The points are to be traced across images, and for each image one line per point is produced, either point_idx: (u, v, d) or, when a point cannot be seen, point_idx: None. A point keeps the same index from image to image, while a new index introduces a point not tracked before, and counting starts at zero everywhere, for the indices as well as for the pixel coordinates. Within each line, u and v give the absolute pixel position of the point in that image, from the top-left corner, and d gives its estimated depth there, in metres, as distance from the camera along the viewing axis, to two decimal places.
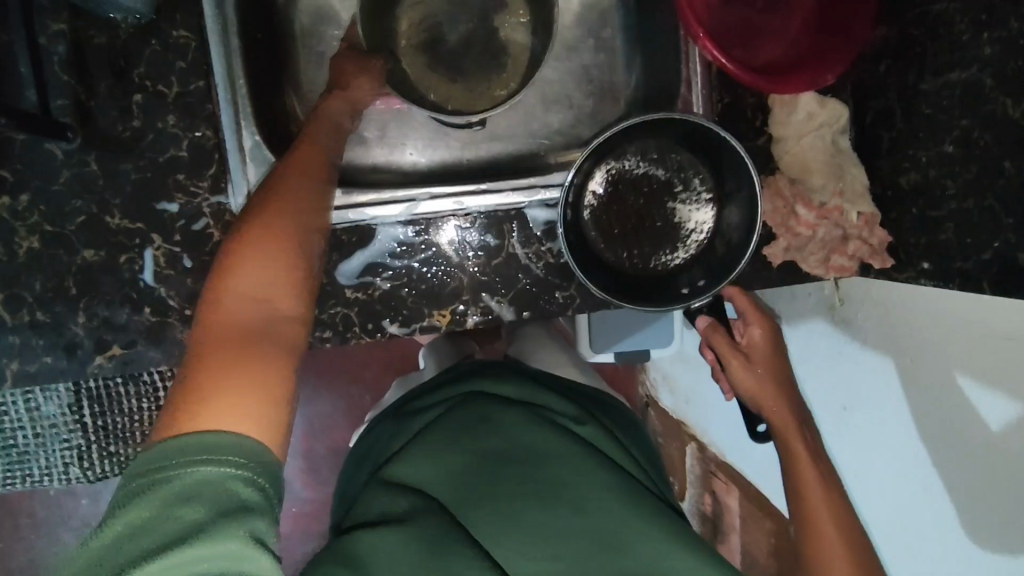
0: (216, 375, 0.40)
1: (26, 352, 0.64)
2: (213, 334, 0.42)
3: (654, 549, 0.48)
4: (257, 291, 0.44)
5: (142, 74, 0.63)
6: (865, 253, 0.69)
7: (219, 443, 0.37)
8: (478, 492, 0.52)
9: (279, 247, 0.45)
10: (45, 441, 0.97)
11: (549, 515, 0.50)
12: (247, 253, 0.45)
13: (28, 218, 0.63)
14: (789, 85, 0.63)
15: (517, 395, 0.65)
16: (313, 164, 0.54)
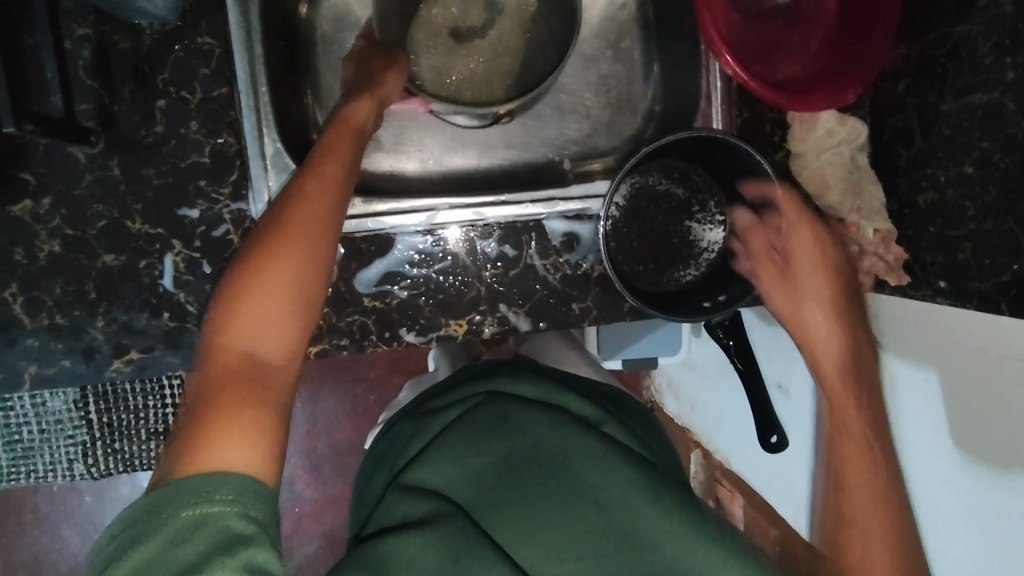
0: (219, 411, 0.42)
1: (44, 355, 0.64)
2: (218, 370, 0.44)
3: (681, 546, 0.47)
4: (257, 325, 0.46)
5: (165, 79, 0.64)
6: (880, 269, 0.68)
7: (210, 480, 0.39)
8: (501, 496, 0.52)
9: (281, 277, 0.47)
10: (50, 437, 1.02)
11: (573, 516, 0.50)
12: (251, 291, 0.46)
13: (49, 221, 0.63)
14: (811, 103, 0.63)
15: (536, 393, 0.65)
16: (331, 173, 0.55)
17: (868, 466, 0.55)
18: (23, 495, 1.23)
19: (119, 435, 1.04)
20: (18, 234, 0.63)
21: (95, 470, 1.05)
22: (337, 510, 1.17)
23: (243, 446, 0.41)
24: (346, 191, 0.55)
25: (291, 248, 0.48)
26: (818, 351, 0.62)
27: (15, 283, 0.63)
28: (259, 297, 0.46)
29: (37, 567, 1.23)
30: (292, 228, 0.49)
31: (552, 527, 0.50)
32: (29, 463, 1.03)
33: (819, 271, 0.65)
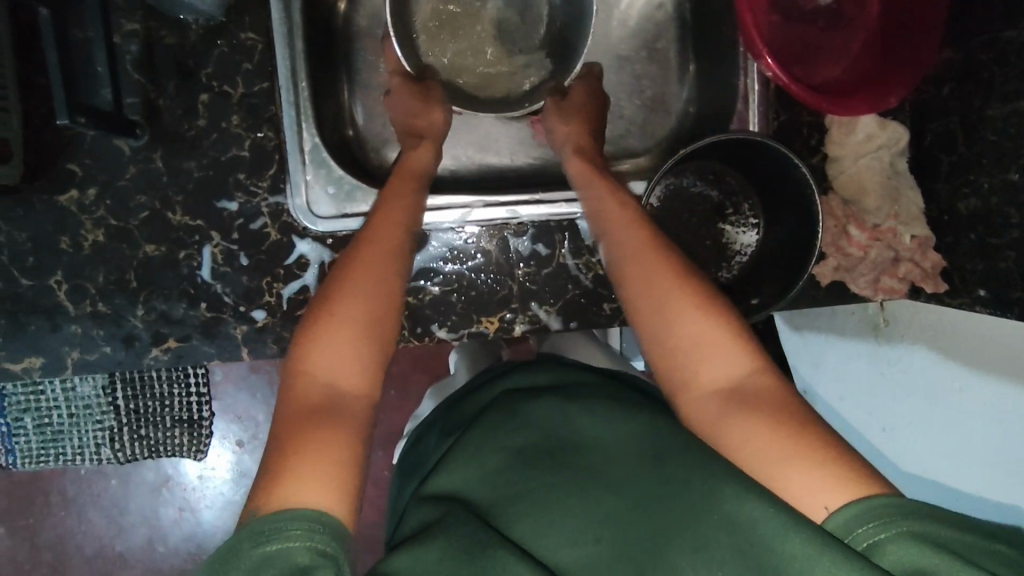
0: (297, 451, 0.43)
1: (86, 342, 0.65)
2: (294, 405, 0.46)
3: (690, 523, 0.45)
4: (330, 368, 0.48)
5: (209, 74, 0.65)
6: (917, 276, 0.68)
7: (283, 517, 0.39)
8: (514, 495, 0.51)
9: (355, 319, 0.50)
10: (78, 421, 1.04)
11: (587, 505, 0.49)
12: (322, 330, 0.49)
13: (93, 211, 0.65)
14: (853, 105, 0.63)
15: (551, 385, 0.64)
16: (394, 216, 0.58)
17: (766, 412, 0.45)
18: (51, 477, 1.26)
19: (145, 421, 1.07)
20: (63, 223, 0.64)
21: (122, 454, 1.07)
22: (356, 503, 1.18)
23: (324, 482, 0.42)
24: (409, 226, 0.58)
25: (362, 290, 0.51)
26: (674, 345, 0.51)
27: (60, 271, 0.65)
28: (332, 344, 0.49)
29: (65, 547, 1.26)
30: (364, 271, 0.52)
31: (574, 521, 0.48)
32: (58, 446, 1.06)
33: (637, 233, 0.57)
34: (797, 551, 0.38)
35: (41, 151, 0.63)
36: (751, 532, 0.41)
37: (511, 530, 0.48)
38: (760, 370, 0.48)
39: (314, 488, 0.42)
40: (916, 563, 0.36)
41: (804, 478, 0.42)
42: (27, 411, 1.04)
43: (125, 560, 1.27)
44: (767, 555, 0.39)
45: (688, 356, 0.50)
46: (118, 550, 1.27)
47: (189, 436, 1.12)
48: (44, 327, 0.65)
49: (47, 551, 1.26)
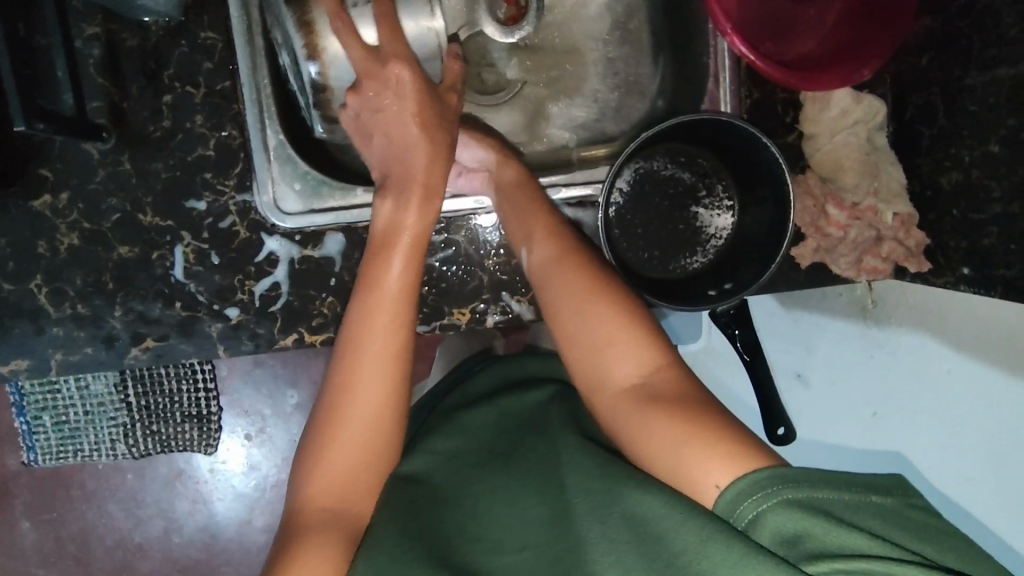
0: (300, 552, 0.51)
1: (68, 343, 0.67)
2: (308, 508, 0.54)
3: (598, 523, 0.48)
4: (339, 487, 0.54)
5: (171, 75, 0.65)
6: (900, 255, 0.65)
7: None
8: (460, 501, 0.56)
9: (361, 434, 0.55)
10: (94, 417, 1.08)
11: (521, 511, 0.54)
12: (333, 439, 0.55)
13: (68, 215, 0.66)
14: (823, 81, 0.60)
15: (489, 392, 0.70)
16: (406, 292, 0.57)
17: (660, 407, 0.51)
18: (69, 473, 1.30)
19: (156, 417, 1.09)
20: (40, 227, 0.66)
21: (136, 449, 1.10)
22: None
23: (322, 573, 0.50)
24: (413, 294, 0.58)
25: (369, 404, 0.55)
26: (592, 355, 0.56)
27: (40, 275, 0.66)
28: (343, 458, 0.55)
29: (86, 539, 1.30)
30: (368, 382, 0.55)
31: (509, 529, 0.54)
32: (79, 441, 1.10)
33: (567, 264, 0.59)
34: (692, 542, 0.41)
35: (15, 157, 0.65)
36: (654, 528, 0.44)
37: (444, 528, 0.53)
38: (666, 369, 0.54)
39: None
40: (795, 529, 0.40)
41: (706, 466, 0.46)
42: (47, 409, 1.08)
43: (143, 550, 1.31)
44: (660, 545, 0.43)
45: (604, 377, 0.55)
46: (137, 541, 1.31)
47: (199, 431, 1.14)
48: (28, 329, 0.66)
49: (70, 544, 1.31)
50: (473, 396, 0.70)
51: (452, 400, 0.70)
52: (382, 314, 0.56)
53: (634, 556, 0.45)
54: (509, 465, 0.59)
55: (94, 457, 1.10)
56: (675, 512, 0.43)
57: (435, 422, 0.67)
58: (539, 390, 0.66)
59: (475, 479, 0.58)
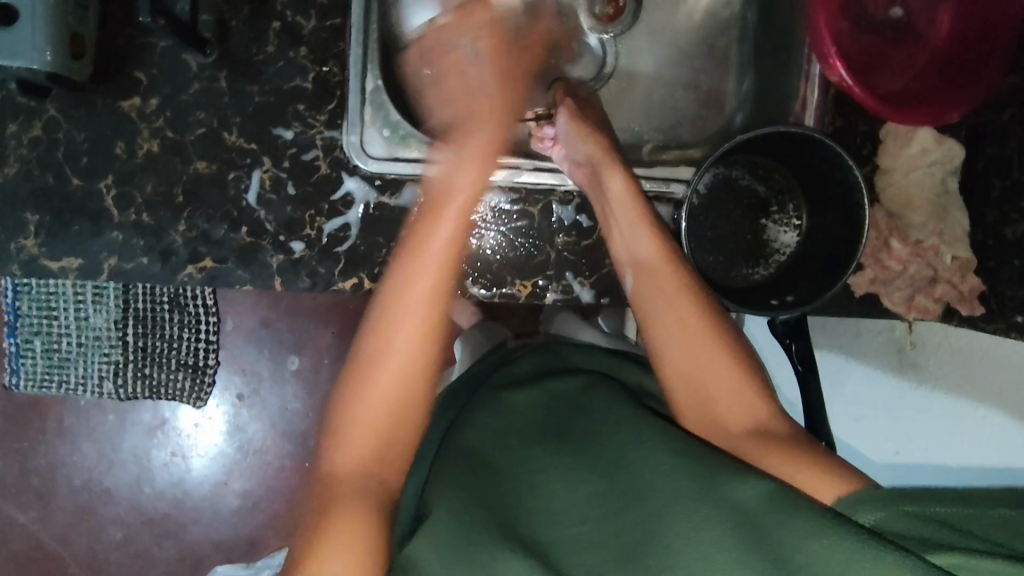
0: (330, 528, 0.51)
1: (125, 250, 0.66)
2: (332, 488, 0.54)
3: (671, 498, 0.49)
4: (370, 466, 0.56)
5: (284, 3, 0.66)
6: (952, 298, 0.67)
7: None
8: (515, 485, 0.57)
9: (384, 411, 0.57)
10: (86, 350, 1.01)
11: (577, 485, 0.55)
12: (356, 422, 0.56)
13: (153, 121, 0.66)
14: (915, 116, 0.63)
15: (536, 373, 0.71)
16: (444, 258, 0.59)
17: (757, 440, 0.56)
18: (49, 404, 1.20)
19: (151, 360, 1.02)
20: (122, 128, 0.65)
21: (122, 391, 1.03)
22: None
23: (351, 550, 0.49)
24: (455, 263, 0.60)
25: (389, 372, 0.57)
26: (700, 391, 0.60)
27: (111, 175, 0.66)
28: (370, 421, 0.56)
29: None
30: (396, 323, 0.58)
31: (568, 504, 0.54)
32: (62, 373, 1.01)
33: (663, 270, 0.63)
34: (794, 533, 0.43)
35: (113, 55, 0.65)
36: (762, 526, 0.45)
37: (507, 510, 0.54)
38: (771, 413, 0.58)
39: (341, 557, 0.49)
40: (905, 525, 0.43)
41: (815, 482, 0.50)
42: (39, 332, 0.99)
43: (111, 496, 1.22)
44: (759, 535, 0.44)
45: (686, 387, 0.60)
46: (106, 486, 1.22)
47: (192, 382, 1.09)
48: (86, 229, 0.65)
49: None
50: (514, 378, 0.71)
51: (497, 381, 0.72)
52: (421, 285, 0.58)
53: (727, 535, 0.45)
54: (560, 443, 0.60)
55: (77, 392, 1.02)
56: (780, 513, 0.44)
57: (481, 400, 0.68)
58: (580, 375, 0.67)
59: (525, 461, 0.59)
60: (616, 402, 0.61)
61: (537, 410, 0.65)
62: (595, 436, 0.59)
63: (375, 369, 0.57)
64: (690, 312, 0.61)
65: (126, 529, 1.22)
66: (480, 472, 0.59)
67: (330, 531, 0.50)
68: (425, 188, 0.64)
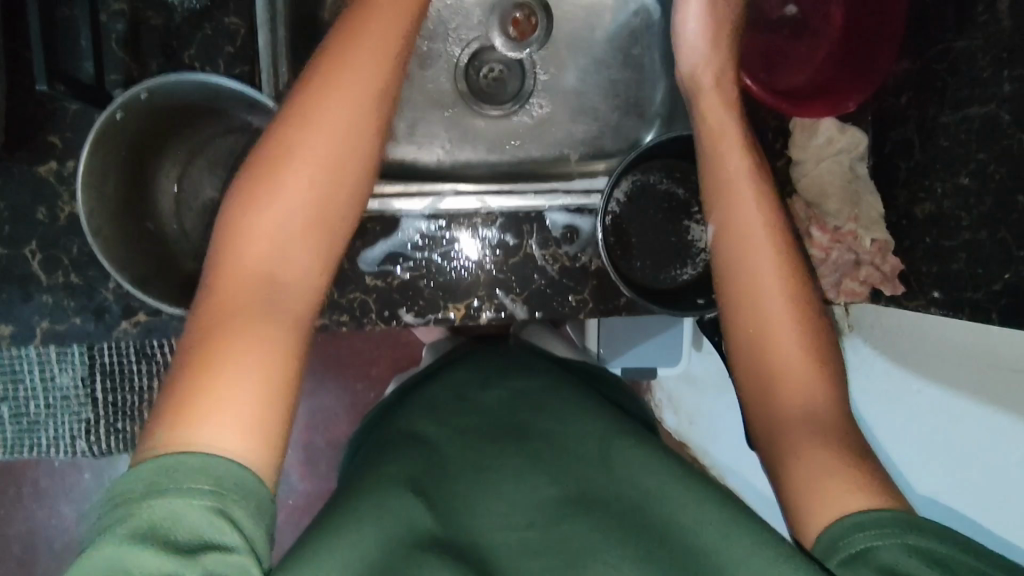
0: (205, 393, 0.40)
1: (57, 312, 0.66)
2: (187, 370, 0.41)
3: (658, 504, 0.47)
4: (228, 403, 0.40)
5: (191, 55, 0.66)
6: (876, 279, 0.69)
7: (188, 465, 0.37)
8: (462, 471, 0.53)
9: (249, 286, 0.44)
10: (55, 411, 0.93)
11: (524, 485, 0.51)
12: (236, 315, 0.43)
13: (72, 183, 0.66)
14: (814, 108, 0.66)
15: (502, 367, 0.70)
16: (299, 200, 0.47)
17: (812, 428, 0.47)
18: (22, 468, 1.19)
19: (123, 414, 0.94)
20: (42, 193, 0.66)
21: (97, 449, 0.94)
22: (327, 503, 1.17)
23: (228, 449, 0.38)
24: (382, 107, 0.52)
25: (249, 263, 0.45)
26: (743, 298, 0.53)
27: (35, 241, 0.66)
28: (235, 294, 0.44)
29: (33, 543, 1.19)
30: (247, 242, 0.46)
31: (515, 502, 0.50)
32: (33, 438, 0.92)
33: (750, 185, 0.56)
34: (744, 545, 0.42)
35: (26, 122, 0.65)
36: (703, 542, 0.44)
37: (448, 506, 0.50)
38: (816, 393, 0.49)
39: (229, 430, 0.39)
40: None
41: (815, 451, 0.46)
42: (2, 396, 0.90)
43: None
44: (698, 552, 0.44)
45: (742, 302, 0.53)
46: None
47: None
48: (16, 295, 0.66)
49: (15, 545, 1.19)
50: (483, 372, 0.69)
51: (461, 375, 0.69)
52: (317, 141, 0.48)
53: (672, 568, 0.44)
54: (517, 434, 0.58)
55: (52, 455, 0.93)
56: (731, 524, 0.43)
57: (444, 391, 0.66)
58: (542, 379, 0.66)
59: (476, 452, 0.55)
60: (583, 406, 0.59)
61: (504, 403, 0.63)
62: (557, 433, 0.57)
63: (248, 250, 0.45)
64: (764, 267, 0.53)
65: None
66: (430, 462, 0.54)
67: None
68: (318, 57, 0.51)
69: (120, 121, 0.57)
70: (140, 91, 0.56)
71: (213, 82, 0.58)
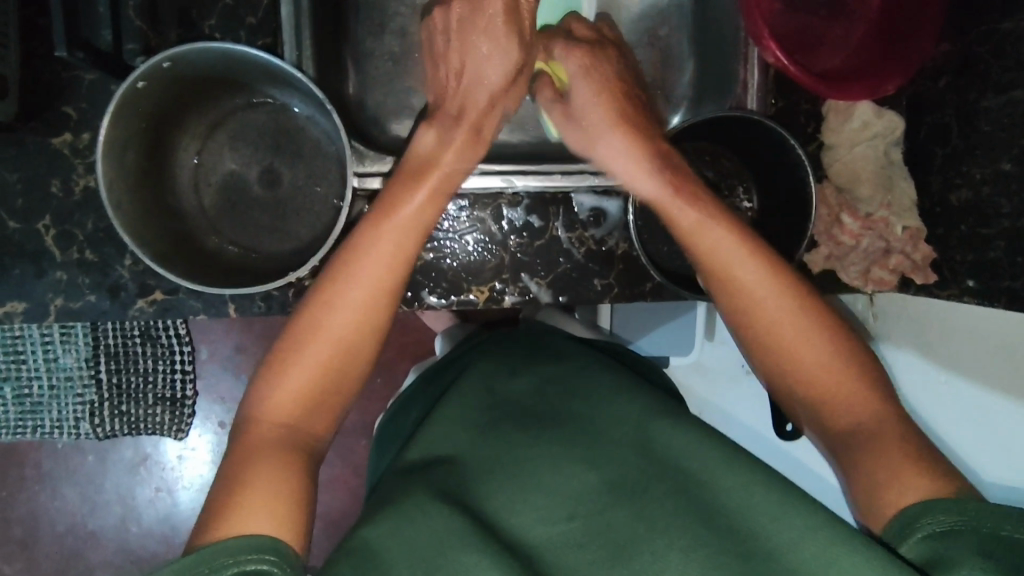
0: (253, 475, 0.44)
1: (71, 289, 0.65)
2: (255, 442, 0.46)
3: (701, 495, 0.47)
4: (273, 489, 0.44)
5: (212, 26, 0.64)
6: (907, 268, 0.67)
7: (226, 546, 0.39)
8: (494, 469, 0.53)
9: (323, 359, 0.50)
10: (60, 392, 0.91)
11: (560, 477, 0.50)
12: (292, 386, 0.49)
13: (87, 156, 0.64)
14: (851, 91, 0.64)
15: (527, 354, 0.69)
16: (373, 282, 0.53)
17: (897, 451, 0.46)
18: (26, 449, 1.17)
19: (127, 396, 0.93)
20: (56, 166, 0.64)
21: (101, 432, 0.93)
22: (334, 488, 1.16)
23: (261, 525, 0.41)
24: (423, 232, 0.57)
25: (318, 342, 0.50)
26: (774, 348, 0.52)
27: (49, 215, 0.64)
28: (306, 365, 0.50)
29: (35, 525, 1.18)
30: (329, 317, 0.51)
31: (551, 496, 0.49)
32: (35, 419, 0.90)
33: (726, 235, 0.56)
34: (790, 540, 0.42)
35: (40, 92, 0.63)
36: (754, 537, 0.44)
37: (484, 503, 0.49)
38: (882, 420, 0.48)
39: (265, 515, 0.42)
40: (951, 554, 0.40)
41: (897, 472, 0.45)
42: (5, 377, 0.87)
43: (98, 538, 1.18)
44: (748, 541, 0.44)
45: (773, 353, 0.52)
46: (90, 529, 1.18)
47: (171, 415, 0.99)
48: (29, 271, 0.64)
49: (16, 528, 1.18)
50: (506, 360, 0.68)
51: (486, 362, 0.68)
52: (390, 239, 0.55)
53: (722, 553, 0.43)
54: (548, 426, 0.57)
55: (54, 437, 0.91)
56: (781, 513, 0.43)
57: (469, 380, 0.65)
58: (573, 362, 0.66)
59: (507, 448, 0.55)
60: (615, 391, 0.58)
61: (533, 394, 0.62)
62: (590, 421, 0.56)
63: (297, 355, 0.50)
64: (773, 316, 0.52)
65: (114, 571, 1.18)
66: (460, 468, 0.54)
67: (233, 486, 0.43)
68: (407, 160, 0.62)
69: (142, 90, 0.56)
70: (161, 59, 0.54)
71: (237, 50, 0.56)
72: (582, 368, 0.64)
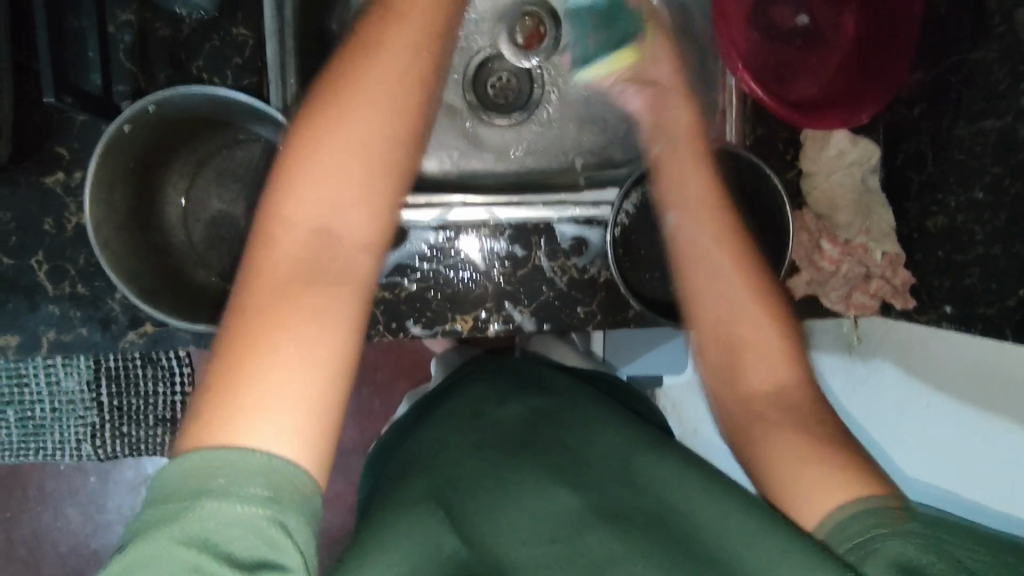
0: (253, 381, 0.38)
1: (63, 322, 0.66)
2: (236, 344, 0.39)
3: (683, 528, 0.47)
4: (290, 385, 0.38)
5: (199, 66, 0.66)
6: (887, 292, 0.69)
7: (235, 458, 0.35)
8: (493, 485, 0.53)
9: (304, 241, 0.42)
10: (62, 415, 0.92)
11: (544, 504, 0.51)
12: (269, 277, 0.41)
13: (79, 194, 0.66)
14: (827, 121, 0.65)
15: (517, 384, 0.70)
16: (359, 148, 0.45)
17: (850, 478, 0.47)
18: (28, 471, 1.18)
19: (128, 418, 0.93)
20: (49, 204, 0.66)
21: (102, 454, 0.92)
22: (333, 508, 1.17)
23: (281, 439, 0.37)
24: (414, 85, 0.48)
25: (301, 222, 0.43)
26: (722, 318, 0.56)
27: (42, 251, 0.66)
28: (286, 250, 0.42)
29: (37, 545, 1.19)
30: (304, 194, 0.43)
31: (535, 521, 0.50)
32: (38, 442, 0.89)
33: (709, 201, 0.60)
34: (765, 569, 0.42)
35: (33, 132, 0.65)
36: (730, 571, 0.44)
37: (471, 530, 0.49)
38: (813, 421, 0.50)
39: (286, 425, 0.37)
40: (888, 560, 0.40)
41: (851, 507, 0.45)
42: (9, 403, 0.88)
43: (100, 558, 1.19)
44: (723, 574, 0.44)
45: (724, 324, 0.55)
46: (93, 549, 1.19)
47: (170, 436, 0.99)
48: (22, 305, 0.66)
49: (19, 548, 1.19)
50: (495, 390, 0.68)
51: (478, 394, 0.68)
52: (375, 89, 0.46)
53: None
54: (536, 451, 0.57)
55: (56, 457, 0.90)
56: (756, 542, 0.43)
57: (460, 412, 0.65)
58: (562, 395, 0.66)
59: (495, 473, 0.55)
60: (601, 425, 0.59)
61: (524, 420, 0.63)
62: (577, 448, 0.57)
63: (275, 237, 0.42)
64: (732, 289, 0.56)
65: None
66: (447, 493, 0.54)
67: None
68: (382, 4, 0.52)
69: (129, 133, 0.57)
70: (147, 104, 0.56)
71: (223, 96, 0.58)
72: (572, 402, 0.65)
